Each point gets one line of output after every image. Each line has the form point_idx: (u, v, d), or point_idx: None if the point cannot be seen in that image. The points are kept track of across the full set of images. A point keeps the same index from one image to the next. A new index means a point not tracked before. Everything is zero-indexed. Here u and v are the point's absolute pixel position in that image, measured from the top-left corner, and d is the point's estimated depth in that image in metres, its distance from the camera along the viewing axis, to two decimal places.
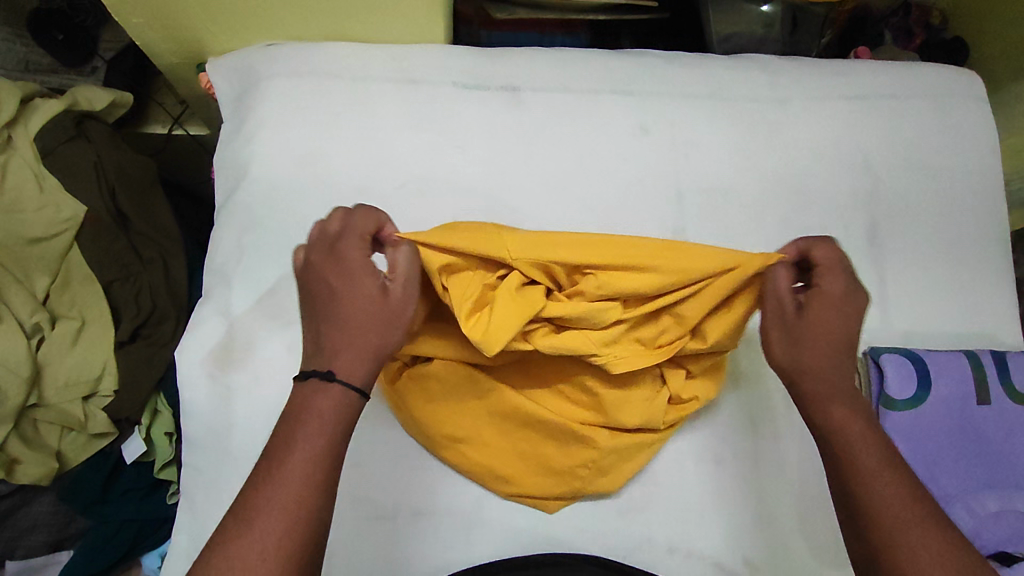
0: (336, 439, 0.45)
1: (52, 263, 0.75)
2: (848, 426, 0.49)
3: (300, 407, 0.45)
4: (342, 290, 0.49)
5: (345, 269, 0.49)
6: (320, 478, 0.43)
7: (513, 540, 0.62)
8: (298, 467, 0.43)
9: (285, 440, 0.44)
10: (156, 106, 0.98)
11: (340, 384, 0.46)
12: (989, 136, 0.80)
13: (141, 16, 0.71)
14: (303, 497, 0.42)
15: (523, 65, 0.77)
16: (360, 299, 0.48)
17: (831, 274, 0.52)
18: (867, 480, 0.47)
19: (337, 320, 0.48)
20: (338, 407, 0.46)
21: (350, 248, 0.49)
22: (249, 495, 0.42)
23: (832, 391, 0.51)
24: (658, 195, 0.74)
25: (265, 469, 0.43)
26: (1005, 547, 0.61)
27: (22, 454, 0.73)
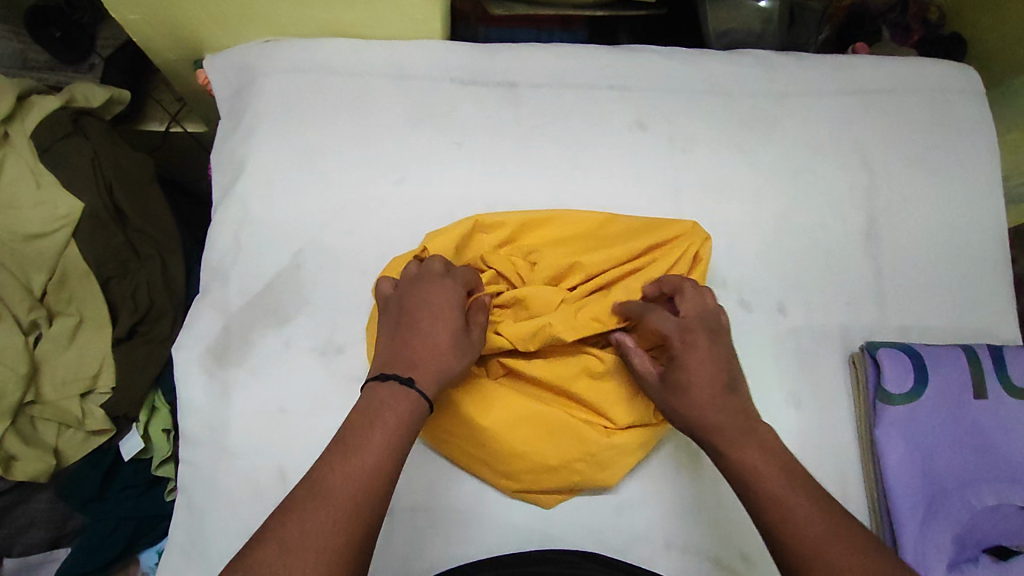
0: (403, 442, 0.47)
1: (50, 260, 0.74)
2: (749, 461, 0.49)
3: (377, 403, 0.48)
4: (428, 312, 0.54)
5: (439, 297, 0.55)
6: (385, 476, 0.45)
7: (511, 535, 0.62)
8: (371, 458, 0.45)
9: (358, 432, 0.46)
10: (154, 104, 0.99)
11: (417, 390, 0.50)
12: (987, 131, 0.80)
13: (138, 12, 0.71)
14: (371, 489, 0.44)
15: (521, 60, 0.77)
16: (442, 323, 0.54)
17: (675, 326, 0.55)
18: (780, 504, 0.46)
19: (418, 338, 0.53)
20: (412, 412, 0.49)
21: (453, 289, 0.57)
22: (322, 470, 0.44)
23: (732, 433, 0.51)
24: (656, 190, 0.74)
25: (339, 454, 0.45)
26: (999, 539, 0.62)
27: (20, 452, 0.73)
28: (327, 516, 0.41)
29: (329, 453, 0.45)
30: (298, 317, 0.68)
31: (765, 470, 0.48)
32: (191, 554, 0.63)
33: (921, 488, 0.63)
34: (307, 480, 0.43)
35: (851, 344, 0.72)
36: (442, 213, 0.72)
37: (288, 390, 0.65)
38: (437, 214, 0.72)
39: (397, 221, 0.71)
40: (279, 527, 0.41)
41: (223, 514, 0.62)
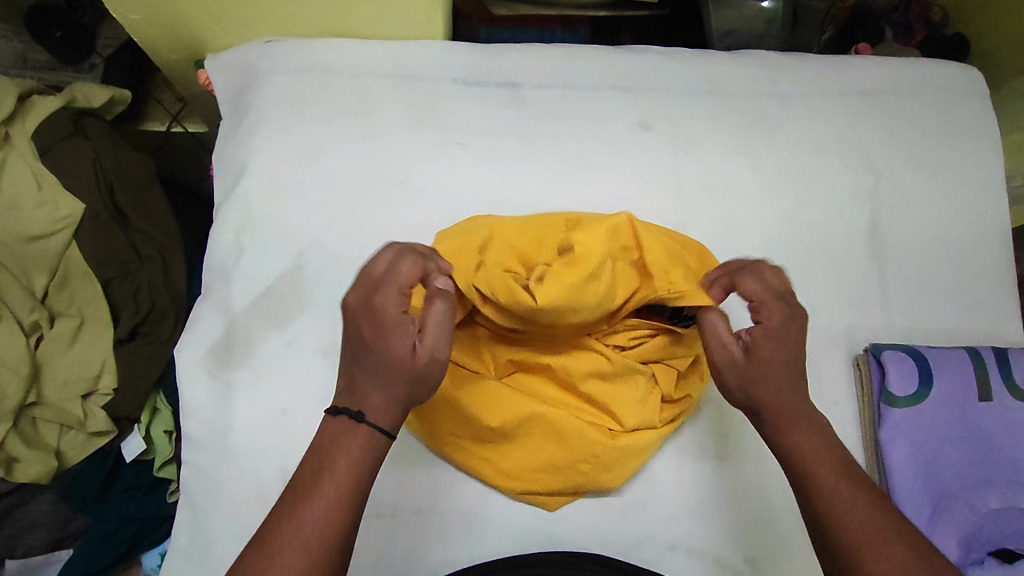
0: (359, 484, 0.44)
1: (52, 261, 0.74)
2: (804, 447, 0.49)
3: (326, 446, 0.45)
4: (373, 332, 0.47)
5: (382, 312, 0.47)
6: (339, 525, 0.43)
7: (515, 538, 0.62)
8: (319, 514, 0.42)
9: (307, 484, 0.44)
10: (155, 105, 0.98)
11: (368, 426, 0.46)
12: (990, 131, 0.79)
13: (139, 12, 0.70)
14: (321, 546, 0.42)
15: (523, 60, 0.76)
16: (389, 346, 0.46)
17: (766, 307, 0.52)
18: (837, 498, 0.46)
19: (371, 366, 0.47)
20: (366, 454, 0.45)
21: (387, 300, 0.47)
22: (273, 523, 0.43)
23: (790, 413, 0.50)
24: (660, 191, 0.74)
25: (287, 511, 0.43)
26: (1005, 543, 0.61)
27: (21, 454, 0.73)
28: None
29: (280, 508, 0.43)
30: (300, 318, 0.67)
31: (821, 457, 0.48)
32: (193, 556, 0.62)
33: (925, 491, 0.63)
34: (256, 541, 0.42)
35: (854, 346, 0.71)
36: (445, 214, 0.72)
37: (290, 392, 0.65)
38: (440, 215, 0.71)
39: (399, 221, 0.71)
40: None
41: (225, 517, 0.62)
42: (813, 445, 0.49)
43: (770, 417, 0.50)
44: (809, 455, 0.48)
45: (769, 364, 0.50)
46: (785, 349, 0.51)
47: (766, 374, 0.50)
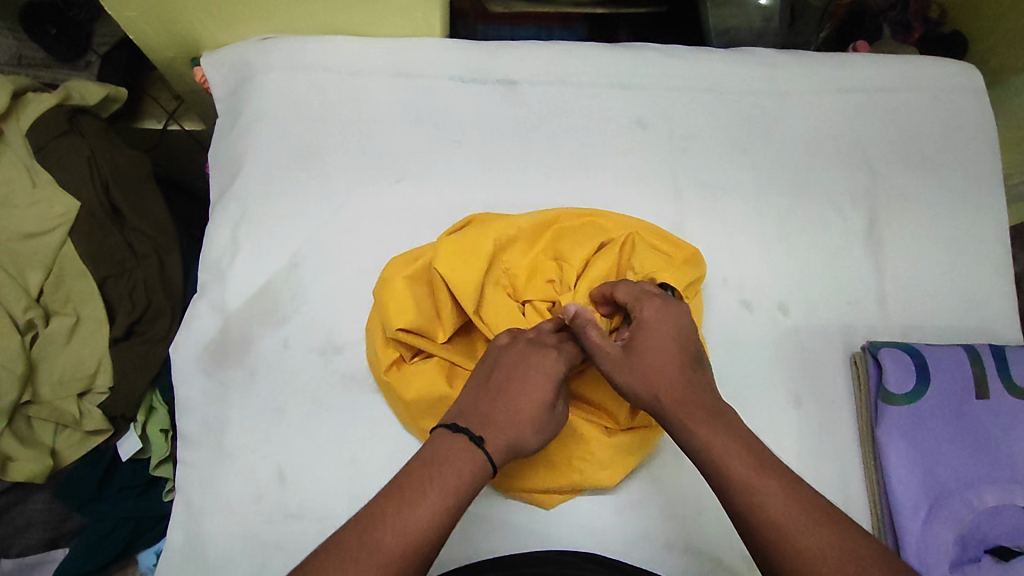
0: (461, 500, 0.47)
1: (46, 258, 0.74)
2: (711, 442, 0.48)
3: (442, 457, 0.48)
4: (530, 377, 0.54)
5: (546, 364, 0.54)
6: (433, 535, 0.44)
7: (511, 537, 0.62)
8: (421, 518, 0.44)
9: (415, 487, 0.46)
10: (151, 102, 0.99)
11: (487, 456, 0.49)
12: (989, 130, 0.79)
13: (135, 9, 0.70)
14: (416, 549, 0.43)
15: (521, 57, 0.76)
16: (538, 395, 0.53)
17: (642, 305, 0.56)
18: (747, 501, 0.45)
19: (513, 399, 0.53)
20: (472, 475, 0.48)
21: (560, 363, 0.55)
22: (369, 517, 0.44)
23: (694, 414, 0.50)
24: (657, 189, 0.74)
25: (390, 508, 0.44)
26: (1000, 541, 0.61)
27: (15, 452, 0.72)
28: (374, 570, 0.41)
29: (382, 506, 0.45)
30: (296, 317, 0.67)
31: (728, 454, 0.47)
32: (189, 555, 0.62)
33: (923, 489, 0.63)
34: (351, 530, 0.43)
35: (852, 344, 0.71)
36: (442, 212, 0.71)
37: (287, 391, 0.65)
38: (436, 213, 0.71)
39: (396, 220, 0.71)
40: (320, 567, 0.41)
41: (221, 515, 0.62)
42: (717, 446, 0.48)
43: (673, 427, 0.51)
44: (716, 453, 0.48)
45: (644, 372, 0.52)
46: (655, 347, 0.53)
47: (644, 378, 0.52)
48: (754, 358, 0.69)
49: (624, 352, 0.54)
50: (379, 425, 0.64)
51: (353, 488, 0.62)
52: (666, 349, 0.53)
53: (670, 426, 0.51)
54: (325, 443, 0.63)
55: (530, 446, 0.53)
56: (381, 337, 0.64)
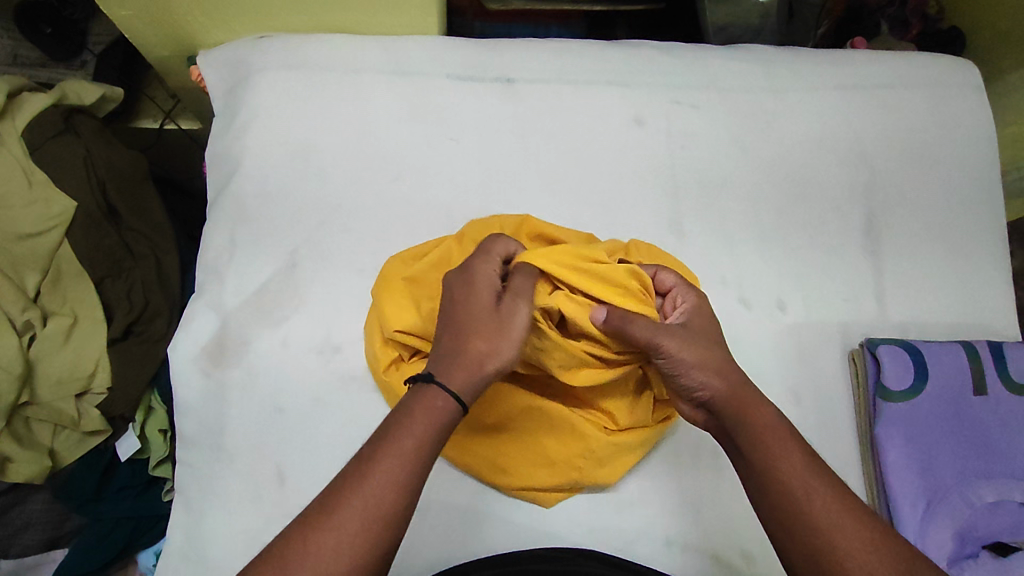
0: (427, 455, 0.45)
1: (42, 259, 0.73)
2: (767, 431, 0.49)
3: (403, 409, 0.46)
4: (463, 294, 0.50)
5: (470, 278, 0.51)
6: (398, 498, 0.43)
7: (511, 536, 0.62)
8: (382, 481, 0.42)
9: (374, 448, 0.44)
10: (147, 102, 0.97)
11: (437, 385, 0.47)
12: (986, 125, 0.79)
13: (130, 8, 0.69)
14: (381, 511, 0.42)
15: (518, 54, 0.76)
16: (481, 304, 0.50)
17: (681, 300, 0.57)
18: (798, 492, 0.46)
19: (453, 323, 0.50)
20: (433, 425, 0.46)
21: (482, 264, 0.52)
22: (334, 486, 0.43)
23: (749, 402, 0.51)
24: (655, 187, 0.74)
25: (350, 475, 0.43)
26: (998, 536, 0.62)
27: (14, 453, 0.72)
28: (339, 538, 0.41)
29: (346, 474, 0.43)
30: (295, 316, 0.67)
31: (784, 444, 0.48)
32: (188, 555, 0.62)
33: (921, 485, 0.63)
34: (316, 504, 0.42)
35: (850, 340, 0.71)
36: (440, 210, 0.71)
37: (286, 390, 0.65)
38: (434, 212, 0.71)
39: (394, 218, 0.71)
40: (289, 548, 0.40)
41: (221, 515, 0.62)
42: (771, 440, 0.48)
43: (729, 417, 0.51)
44: (771, 445, 0.48)
45: (704, 359, 0.52)
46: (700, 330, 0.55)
47: (704, 367, 0.52)
48: (754, 355, 0.69)
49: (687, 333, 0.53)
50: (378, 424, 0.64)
51: None
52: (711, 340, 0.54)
53: (720, 412, 0.51)
54: (324, 442, 0.63)
55: (490, 353, 0.48)
56: (378, 337, 0.64)
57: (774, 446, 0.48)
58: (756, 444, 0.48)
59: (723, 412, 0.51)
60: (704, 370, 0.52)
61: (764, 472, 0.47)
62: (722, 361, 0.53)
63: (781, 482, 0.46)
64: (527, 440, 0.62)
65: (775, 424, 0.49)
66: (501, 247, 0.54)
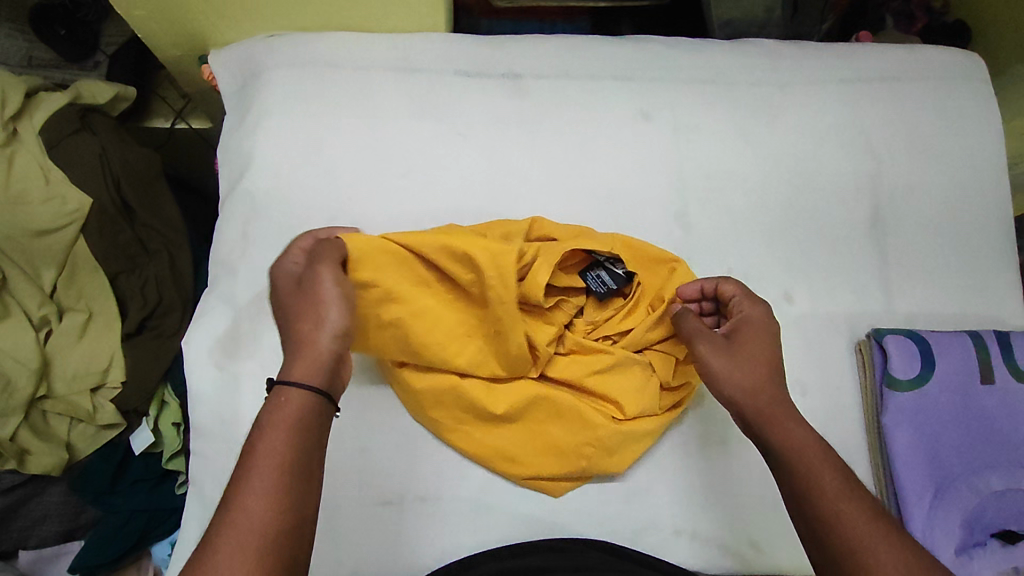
0: (303, 455, 0.42)
1: (59, 256, 0.75)
2: (796, 440, 0.49)
3: (261, 422, 0.43)
4: (280, 296, 0.52)
5: (278, 280, 0.54)
6: (282, 504, 0.40)
7: (521, 524, 0.63)
8: (256, 494, 0.40)
9: (239, 469, 0.41)
10: (159, 101, 0.98)
11: (292, 386, 0.45)
12: (991, 116, 0.79)
13: (143, 8, 0.71)
14: (267, 519, 0.39)
15: (524, 49, 0.77)
16: (297, 296, 0.51)
17: (748, 302, 0.58)
18: (834, 499, 0.46)
19: (285, 327, 0.50)
20: (298, 419, 0.44)
21: (283, 268, 0.54)
22: (216, 523, 0.39)
23: (778, 413, 0.51)
24: (661, 180, 0.74)
25: (224, 507, 0.40)
26: (1006, 524, 0.62)
27: (31, 445, 0.75)
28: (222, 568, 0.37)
29: (217, 511, 0.40)
30: None
31: (813, 456, 0.48)
32: None
33: (929, 473, 0.64)
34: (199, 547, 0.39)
35: (857, 331, 0.72)
36: (447, 205, 0.72)
37: None
38: (442, 207, 0.72)
39: (402, 212, 0.72)
40: None
41: None
42: (802, 453, 0.48)
43: (759, 425, 0.51)
44: (805, 457, 0.48)
45: (740, 368, 0.54)
46: (752, 340, 0.56)
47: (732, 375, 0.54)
48: None
49: (727, 347, 0.56)
50: (388, 415, 0.64)
51: (361, 476, 0.62)
52: (762, 354, 0.55)
53: (752, 425, 0.52)
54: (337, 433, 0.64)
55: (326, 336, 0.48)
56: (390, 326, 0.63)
57: (804, 457, 0.48)
58: (787, 457, 0.49)
59: (756, 423, 0.52)
60: (734, 379, 0.54)
61: (796, 488, 0.47)
62: (747, 361, 0.54)
63: (817, 489, 0.46)
64: (534, 427, 0.63)
65: (806, 436, 0.50)
66: (302, 242, 0.57)
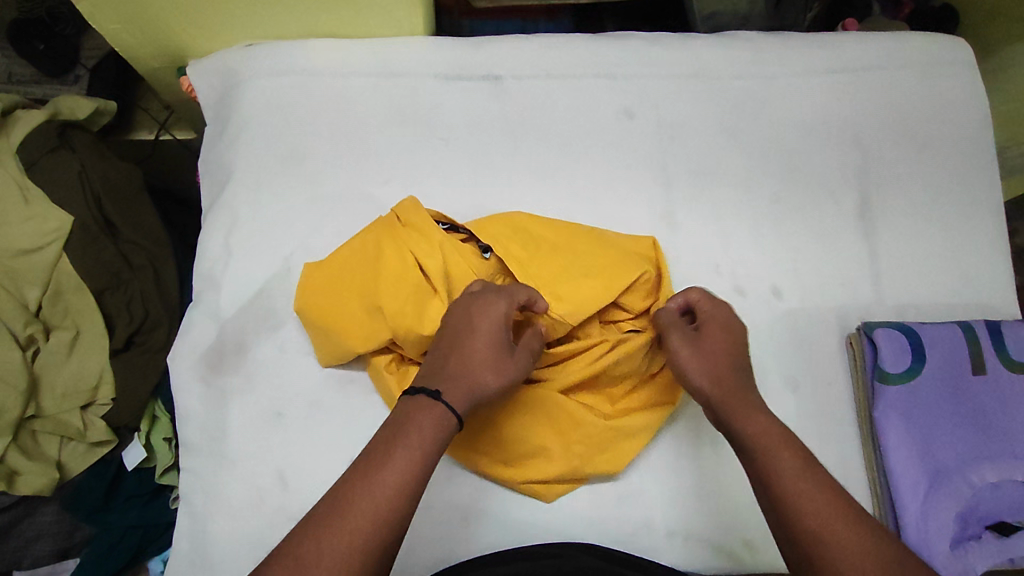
0: (428, 466, 0.46)
1: (43, 274, 0.75)
2: (764, 434, 0.50)
3: (403, 426, 0.47)
4: (472, 324, 0.54)
5: (485, 310, 0.55)
6: (406, 501, 0.44)
7: (512, 531, 0.62)
8: (389, 482, 0.44)
9: (382, 452, 0.45)
10: (141, 113, 0.99)
11: (443, 405, 0.49)
12: (980, 102, 0.78)
13: (118, 21, 0.71)
14: (390, 510, 0.43)
15: (505, 51, 0.76)
16: (489, 339, 0.53)
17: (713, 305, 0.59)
18: (793, 489, 0.46)
19: (464, 354, 0.53)
20: (436, 435, 0.48)
21: (495, 301, 0.55)
22: (344, 487, 0.44)
23: (744, 407, 0.52)
24: (646, 179, 0.74)
25: (360, 478, 0.44)
26: (1001, 516, 0.62)
27: (22, 466, 0.74)
28: (347, 536, 0.41)
29: (347, 477, 0.44)
30: (291, 322, 0.68)
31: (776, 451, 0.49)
32: (193, 561, 0.63)
33: (923, 466, 0.63)
34: (296, 540, 0.41)
35: (848, 325, 0.71)
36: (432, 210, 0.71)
37: (284, 394, 0.65)
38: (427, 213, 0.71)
39: None
40: (305, 547, 0.41)
41: (222, 522, 0.63)
42: (769, 444, 0.49)
43: (727, 417, 0.52)
44: (765, 448, 0.49)
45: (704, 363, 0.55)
46: (715, 343, 0.57)
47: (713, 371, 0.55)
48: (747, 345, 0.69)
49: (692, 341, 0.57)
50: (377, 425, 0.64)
51: None
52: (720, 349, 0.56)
53: (721, 417, 0.53)
54: (325, 446, 0.64)
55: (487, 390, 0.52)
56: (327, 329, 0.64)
57: (771, 448, 0.49)
58: (751, 450, 0.50)
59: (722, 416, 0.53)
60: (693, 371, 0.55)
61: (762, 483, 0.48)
62: (711, 363, 0.55)
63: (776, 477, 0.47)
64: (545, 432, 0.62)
65: (768, 427, 0.51)
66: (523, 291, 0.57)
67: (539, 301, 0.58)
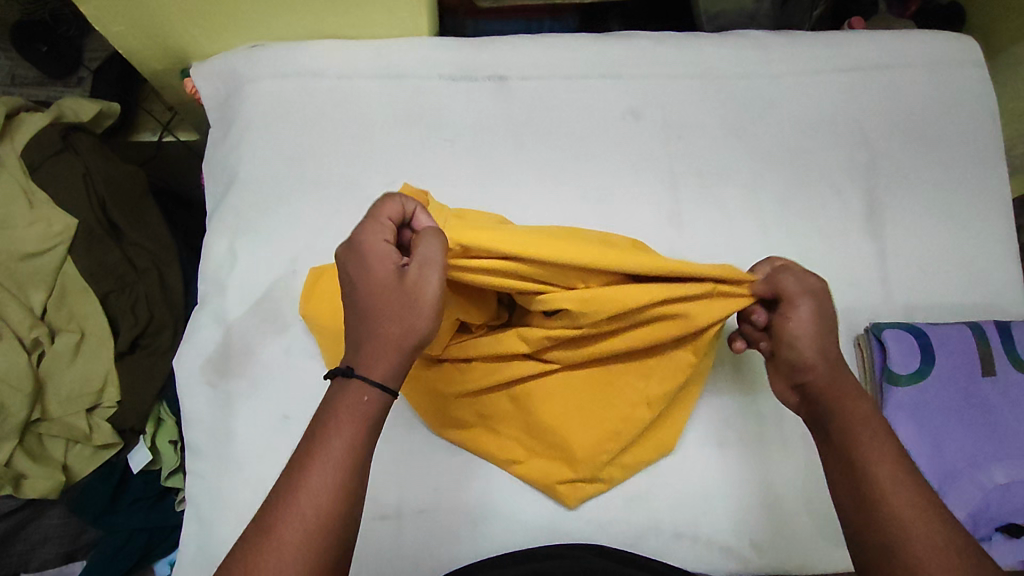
0: (360, 457, 0.44)
1: (47, 277, 0.74)
2: (861, 421, 0.50)
3: (326, 419, 0.44)
4: (361, 272, 0.47)
5: (364, 253, 0.48)
6: (340, 499, 0.42)
7: (520, 533, 0.62)
8: (319, 483, 0.42)
9: (307, 452, 0.43)
10: (144, 114, 0.97)
11: (359, 380, 0.45)
12: (987, 100, 0.78)
13: (122, 24, 0.71)
14: (323, 513, 0.41)
15: (510, 51, 0.76)
16: (382, 280, 0.47)
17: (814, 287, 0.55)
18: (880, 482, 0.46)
19: (365, 313, 0.47)
20: (362, 417, 0.45)
21: (371, 236, 0.48)
22: (276, 497, 0.42)
23: (843, 393, 0.51)
24: (652, 179, 0.73)
25: (289, 484, 0.42)
26: (1011, 517, 0.62)
27: (28, 470, 0.73)
28: (281, 548, 0.40)
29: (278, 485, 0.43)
30: (297, 324, 0.67)
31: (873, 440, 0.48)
32: (200, 564, 0.63)
33: (932, 468, 0.63)
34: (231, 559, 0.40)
35: (856, 325, 0.71)
36: None
37: (290, 396, 0.65)
38: None
39: None
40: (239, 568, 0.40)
41: (229, 525, 0.62)
42: (865, 431, 0.49)
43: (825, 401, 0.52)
44: (858, 435, 0.49)
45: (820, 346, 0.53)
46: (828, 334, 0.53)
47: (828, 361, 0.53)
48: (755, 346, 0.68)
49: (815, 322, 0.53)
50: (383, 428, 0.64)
51: None
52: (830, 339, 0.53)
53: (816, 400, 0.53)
54: None
55: (415, 337, 0.46)
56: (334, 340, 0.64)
57: (866, 435, 0.49)
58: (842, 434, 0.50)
59: (819, 402, 0.52)
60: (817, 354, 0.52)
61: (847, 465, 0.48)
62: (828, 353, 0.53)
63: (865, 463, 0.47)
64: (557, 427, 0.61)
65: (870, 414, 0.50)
66: (391, 204, 0.49)
67: (418, 214, 0.51)
